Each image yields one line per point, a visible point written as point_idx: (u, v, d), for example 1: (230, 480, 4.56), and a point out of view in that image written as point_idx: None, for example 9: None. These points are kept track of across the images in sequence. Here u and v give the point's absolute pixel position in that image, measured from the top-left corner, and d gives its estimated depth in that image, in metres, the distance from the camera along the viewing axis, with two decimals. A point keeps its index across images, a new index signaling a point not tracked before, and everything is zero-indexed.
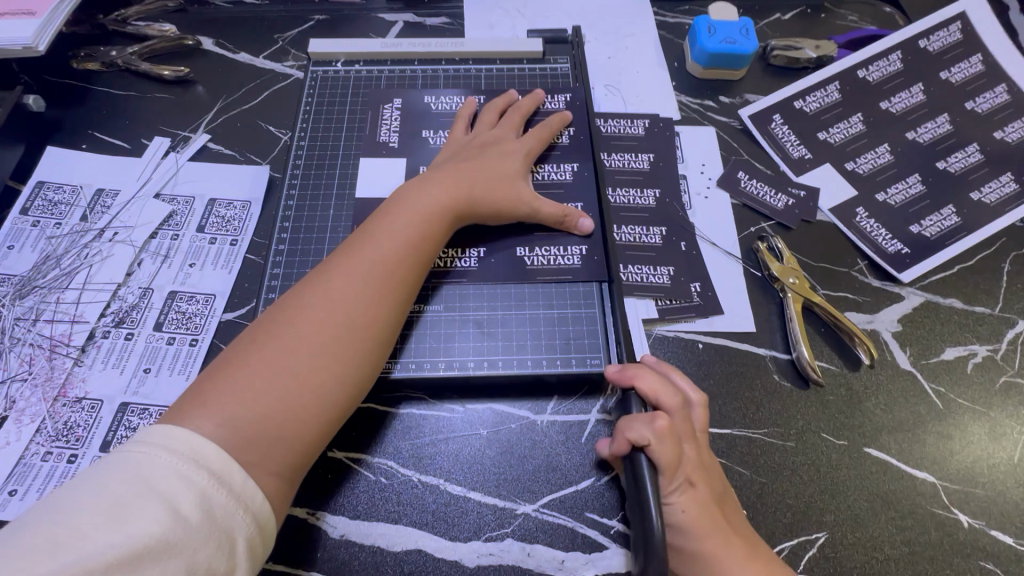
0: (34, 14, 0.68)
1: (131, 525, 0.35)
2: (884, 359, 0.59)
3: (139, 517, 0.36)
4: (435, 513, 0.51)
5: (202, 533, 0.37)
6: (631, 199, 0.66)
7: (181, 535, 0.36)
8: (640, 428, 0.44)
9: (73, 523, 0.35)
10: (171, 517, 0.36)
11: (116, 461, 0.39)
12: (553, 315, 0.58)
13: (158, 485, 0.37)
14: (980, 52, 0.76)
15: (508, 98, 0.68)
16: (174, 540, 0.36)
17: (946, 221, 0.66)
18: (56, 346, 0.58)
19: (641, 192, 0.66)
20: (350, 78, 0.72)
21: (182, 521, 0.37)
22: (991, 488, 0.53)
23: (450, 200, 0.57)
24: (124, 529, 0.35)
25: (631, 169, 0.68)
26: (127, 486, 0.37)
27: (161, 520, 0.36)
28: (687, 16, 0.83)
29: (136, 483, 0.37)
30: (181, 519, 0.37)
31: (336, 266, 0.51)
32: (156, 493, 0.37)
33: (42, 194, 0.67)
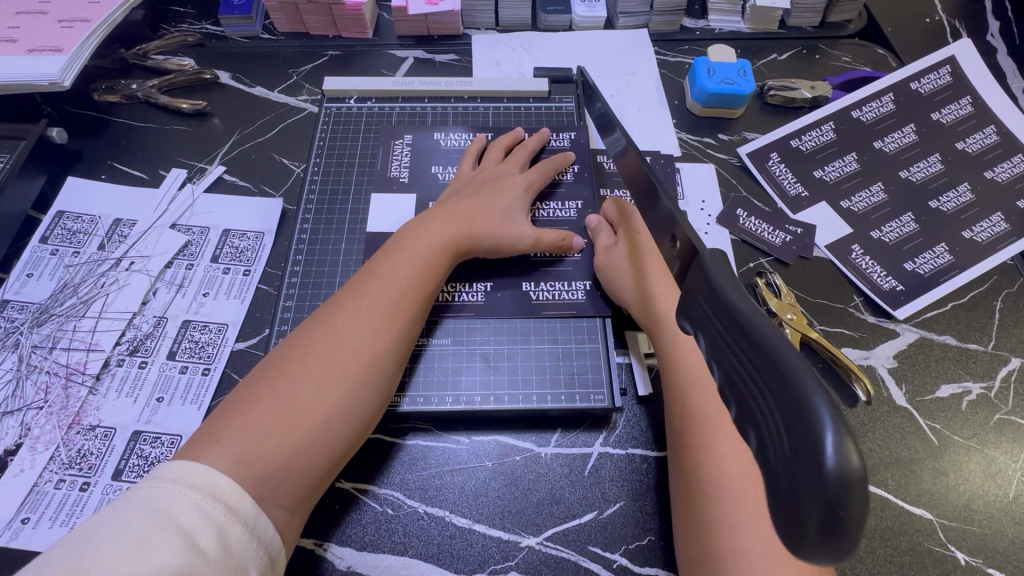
0: (62, 51, 0.71)
1: (152, 558, 0.36)
2: (880, 396, 0.60)
3: (160, 549, 0.37)
4: (440, 545, 0.52)
5: (219, 566, 0.38)
6: None
7: (202, 568, 0.37)
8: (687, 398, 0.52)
9: (94, 557, 0.36)
10: (191, 550, 0.37)
11: (137, 496, 0.40)
12: (558, 349, 0.60)
13: (178, 518, 0.39)
14: (969, 95, 0.79)
15: (514, 136, 0.70)
16: (194, 572, 0.37)
17: (939, 259, 0.68)
18: (71, 373, 0.59)
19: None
20: (362, 114, 0.75)
21: (202, 553, 0.38)
22: (988, 525, 0.54)
23: (454, 234, 0.59)
24: (146, 561, 0.36)
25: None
26: (149, 519, 0.38)
27: (182, 551, 0.37)
28: (687, 56, 0.86)
29: (157, 517, 0.38)
30: (200, 551, 0.38)
31: (345, 303, 0.53)
32: (176, 526, 0.38)
33: (61, 223, 0.69)
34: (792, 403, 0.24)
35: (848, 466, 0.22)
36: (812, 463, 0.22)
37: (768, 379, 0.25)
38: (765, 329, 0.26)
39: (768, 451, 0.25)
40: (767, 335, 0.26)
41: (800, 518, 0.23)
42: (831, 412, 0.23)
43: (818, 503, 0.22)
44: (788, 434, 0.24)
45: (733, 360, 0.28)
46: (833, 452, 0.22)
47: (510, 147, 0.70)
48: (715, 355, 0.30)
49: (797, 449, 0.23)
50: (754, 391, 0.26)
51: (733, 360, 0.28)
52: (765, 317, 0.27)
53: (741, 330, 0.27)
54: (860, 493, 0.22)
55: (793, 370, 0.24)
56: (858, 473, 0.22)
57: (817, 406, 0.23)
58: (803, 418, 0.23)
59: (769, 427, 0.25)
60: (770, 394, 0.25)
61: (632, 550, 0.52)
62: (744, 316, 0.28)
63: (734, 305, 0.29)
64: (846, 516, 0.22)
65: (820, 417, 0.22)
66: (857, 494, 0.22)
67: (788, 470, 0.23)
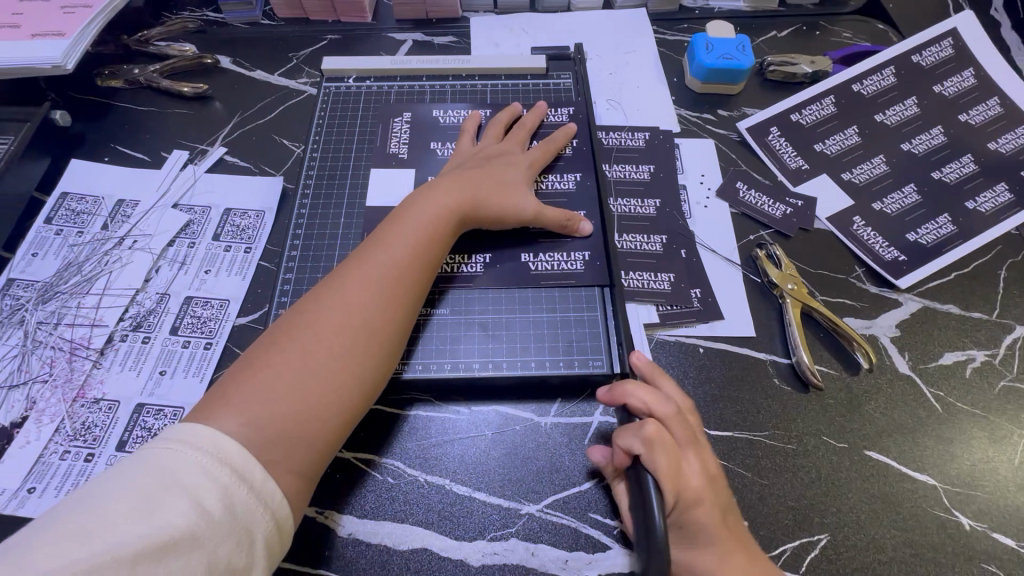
0: (65, 35, 0.72)
1: (159, 517, 0.37)
2: (883, 364, 0.60)
3: (166, 509, 0.38)
4: (441, 512, 0.52)
5: (224, 529, 0.39)
6: (631, 209, 0.68)
7: (208, 530, 0.38)
8: (629, 438, 0.47)
9: (101, 513, 0.37)
10: (197, 512, 0.38)
11: (144, 454, 0.40)
12: (556, 318, 0.60)
13: (184, 480, 0.39)
14: (972, 67, 0.78)
15: (512, 112, 0.70)
16: (199, 535, 0.38)
17: (942, 229, 0.68)
18: (76, 348, 0.60)
19: (642, 202, 0.68)
20: (361, 93, 0.75)
21: (206, 516, 0.38)
22: (992, 490, 0.54)
23: (454, 203, 0.58)
24: (152, 521, 0.37)
25: (632, 180, 0.70)
26: (155, 479, 0.39)
27: (187, 514, 0.38)
28: (686, 34, 0.86)
29: (163, 477, 0.39)
30: (206, 513, 0.38)
31: (351, 271, 0.53)
32: (182, 488, 0.39)
33: (65, 204, 0.70)
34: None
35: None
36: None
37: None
38: None
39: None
40: None
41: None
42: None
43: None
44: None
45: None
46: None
47: (508, 124, 0.70)
48: None
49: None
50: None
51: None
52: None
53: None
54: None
55: None
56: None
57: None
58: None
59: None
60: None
61: None
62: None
63: None
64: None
65: None
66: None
67: None
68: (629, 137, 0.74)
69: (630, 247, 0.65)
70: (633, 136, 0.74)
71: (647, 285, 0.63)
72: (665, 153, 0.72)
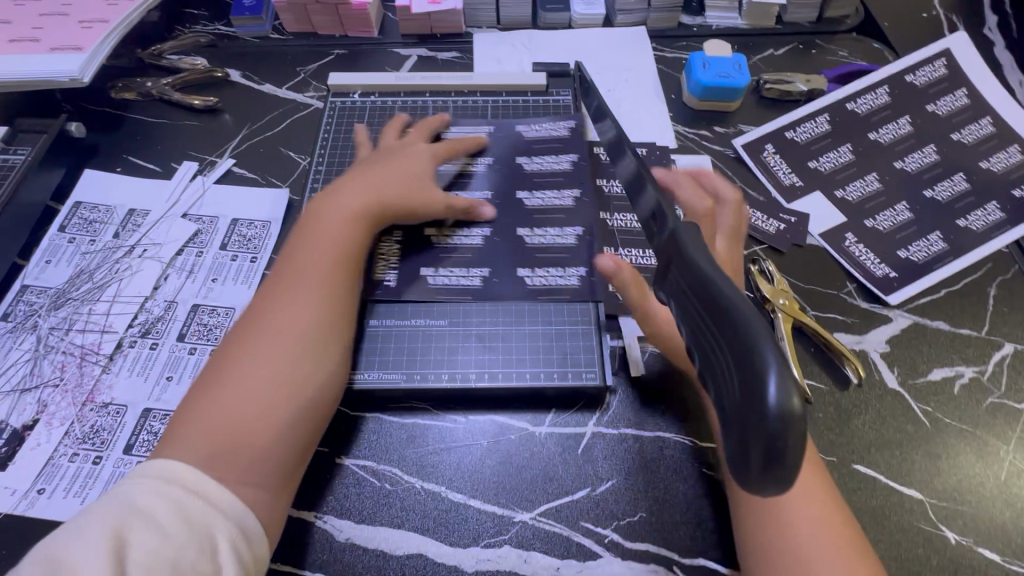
0: (81, 49, 0.74)
1: (124, 542, 0.39)
2: (872, 379, 0.61)
3: (130, 534, 0.40)
4: (436, 519, 0.53)
5: (183, 539, 0.40)
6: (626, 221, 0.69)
7: (170, 544, 0.40)
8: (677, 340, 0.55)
9: (70, 548, 0.39)
10: (160, 532, 0.40)
11: (110, 493, 0.43)
12: (552, 331, 0.61)
13: (139, 505, 0.41)
14: (965, 87, 0.79)
15: (439, 122, 0.73)
16: (163, 550, 0.39)
17: (933, 246, 0.69)
18: (86, 354, 0.62)
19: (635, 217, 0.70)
20: (366, 108, 0.77)
21: (163, 530, 0.40)
22: (979, 506, 0.55)
23: (366, 217, 0.60)
24: (112, 544, 0.39)
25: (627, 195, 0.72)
26: (118, 510, 0.41)
27: (143, 532, 0.40)
28: (684, 52, 0.88)
29: (125, 507, 0.41)
30: (167, 531, 0.40)
31: (277, 294, 0.54)
32: (138, 512, 0.41)
33: (78, 213, 0.72)
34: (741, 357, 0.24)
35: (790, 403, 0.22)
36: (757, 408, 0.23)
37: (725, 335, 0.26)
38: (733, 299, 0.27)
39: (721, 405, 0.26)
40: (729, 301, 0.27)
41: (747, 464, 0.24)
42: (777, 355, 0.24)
43: (760, 447, 0.23)
44: (734, 374, 0.25)
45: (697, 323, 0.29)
46: (774, 392, 0.23)
47: (434, 133, 0.73)
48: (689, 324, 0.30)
49: (743, 398, 0.24)
50: (707, 350, 0.27)
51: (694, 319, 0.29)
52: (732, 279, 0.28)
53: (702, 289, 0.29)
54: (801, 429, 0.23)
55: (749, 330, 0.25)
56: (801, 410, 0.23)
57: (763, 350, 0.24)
58: (750, 365, 0.24)
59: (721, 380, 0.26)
60: (725, 356, 0.26)
61: (622, 526, 0.53)
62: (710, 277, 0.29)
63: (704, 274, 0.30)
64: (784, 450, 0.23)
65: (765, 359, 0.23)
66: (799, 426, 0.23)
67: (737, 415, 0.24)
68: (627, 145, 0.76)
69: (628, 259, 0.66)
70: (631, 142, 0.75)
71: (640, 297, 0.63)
72: (661, 161, 0.74)
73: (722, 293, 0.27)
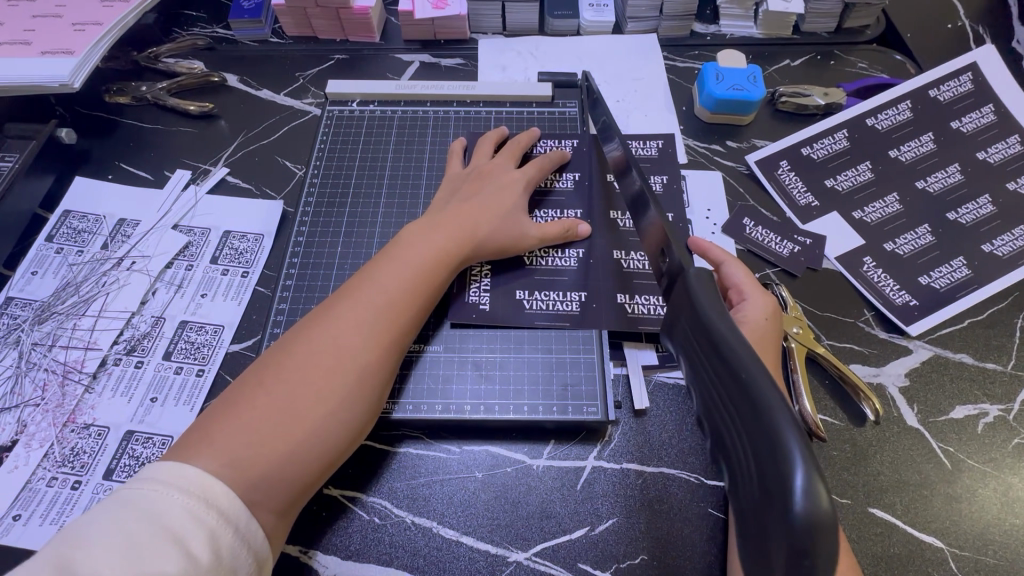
0: (73, 53, 0.72)
1: (146, 564, 0.36)
2: (890, 415, 0.58)
3: (152, 556, 0.37)
4: (427, 557, 0.51)
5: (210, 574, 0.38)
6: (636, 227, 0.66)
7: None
8: None
9: (85, 561, 0.36)
10: (184, 558, 0.37)
11: (128, 497, 0.40)
12: (551, 359, 0.59)
13: (171, 526, 0.38)
14: (992, 103, 0.75)
15: (501, 133, 0.70)
16: None
17: (956, 273, 0.65)
18: (69, 372, 0.60)
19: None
20: (364, 117, 0.75)
21: (194, 562, 0.37)
22: (1004, 556, 0.51)
23: (453, 241, 0.58)
24: (139, 568, 0.36)
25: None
26: (141, 524, 0.38)
27: (176, 561, 0.37)
28: (696, 62, 0.85)
29: (150, 522, 0.38)
30: (193, 559, 0.37)
31: (340, 307, 0.52)
32: (169, 533, 0.38)
33: (67, 222, 0.70)
34: (768, 449, 0.25)
35: (816, 507, 0.23)
36: (782, 506, 0.24)
37: (746, 419, 0.26)
38: (755, 374, 0.27)
39: (742, 493, 0.27)
40: (751, 379, 0.27)
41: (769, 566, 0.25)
42: (802, 452, 0.24)
43: (785, 547, 0.24)
44: (754, 461, 0.26)
45: (715, 394, 0.29)
46: (801, 496, 0.23)
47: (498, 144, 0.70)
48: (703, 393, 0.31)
49: (768, 493, 0.25)
50: (729, 429, 0.28)
51: (713, 389, 0.30)
52: (753, 354, 0.28)
53: (719, 357, 0.29)
54: (829, 537, 0.23)
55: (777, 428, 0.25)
56: (827, 518, 0.23)
57: (790, 448, 0.24)
58: (774, 461, 0.25)
59: (743, 465, 0.27)
60: (747, 441, 0.27)
61: (623, 570, 0.50)
62: (726, 345, 0.29)
63: (719, 336, 0.30)
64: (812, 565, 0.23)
65: (791, 458, 0.24)
66: (826, 536, 0.23)
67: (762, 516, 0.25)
68: (641, 146, 0.74)
69: (639, 268, 0.63)
70: (646, 144, 0.74)
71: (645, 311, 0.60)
72: (672, 160, 0.72)
73: (743, 370, 0.28)
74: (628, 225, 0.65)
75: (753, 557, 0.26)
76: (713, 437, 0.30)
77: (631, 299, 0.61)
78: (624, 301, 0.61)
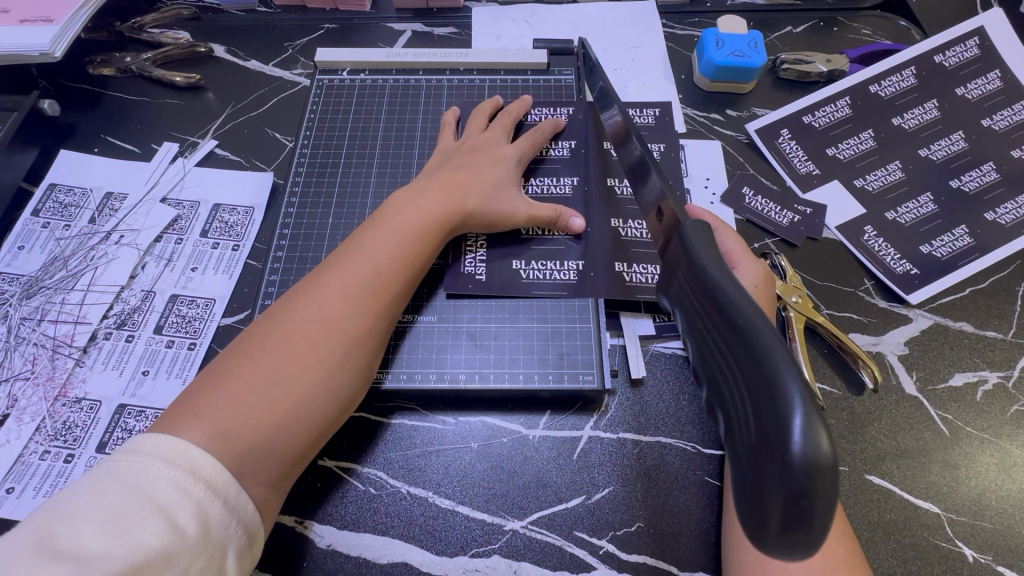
0: (53, 21, 0.70)
1: (130, 538, 0.36)
2: (888, 384, 0.57)
3: (137, 529, 0.36)
4: (422, 526, 0.51)
5: (197, 546, 0.38)
6: None
7: (182, 549, 0.37)
8: None
9: (69, 534, 0.36)
10: (171, 530, 0.37)
11: (113, 469, 0.39)
12: (548, 329, 0.58)
13: (155, 498, 0.38)
14: (998, 69, 0.74)
15: (495, 103, 0.69)
16: (172, 554, 0.37)
17: (958, 242, 0.64)
18: (58, 346, 0.59)
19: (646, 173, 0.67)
20: (355, 86, 0.73)
21: (181, 534, 0.37)
22: (999, 521, 0.51)
23: (442, 212, 0.57)
24: (124, 541, 0.36)
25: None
26: (126, 497, 0.38)
27: (161, 533, 0.37)
28: (696, 29, 0.83)
29: (134, 495, 0.38)
30: (179, 532, 0.37)
31: (326, 277, 0.51)
32: (154, 506, 0.37)
33: (53, 196, 0.69)
34: (768, 395, 0.24)
35: (816, 448, 0.23)
36: (782, 453, 0.23)
37: (747, 367, 0.26)
38: (754, 322, 0.26)
39: (741, 442, 0.27)
40: (750, 325, 0.26)
41: (766, 518, 0.25)
42: (802, 396, 0.24)
43: (784, 492, 0.23)
44: (754, 408, 0.25)
45: (714, 344, 0.29)
46: (800, 438, 0.23)
47: (492, 114, 0.68)
48: (705, 346, 0.30)
49: (768, 439, 0.24)
50: (728, 378, 0.28)
51: (713, 340, 0.29)
52: (753, 303, 0.28)
53: (719, 307, 0.29)
54: (830, 484, 0.23)
55: (777, 374, 0.24)
56: (827, 460, 0.23)
57: (790, 392, 0.24)
58: (774, 407, 0.24)
59: (743, 415, 0.26)
60: (747, 388, 0.26)
61: (619, 537, 0.50)
62: (726, 295, 0.29)
63: (719, 287, 0.29)
64: (810, 507, 0.23)
65: (791, 402, 0.23)
66: (824, 480, 0.23)
67: (760, 465, 0.25)
68: (638, 113, 0.73)
69: (637, 236, 0.62)
70: (642, 112, 0.72)
71: (642, 279, 0.60)
72: (668, 128, 0.71)
73: (741, 319, 0.27)
74: (626, 191, 0.64)
75: (750, 516, 0.26)
76: (711, 388, 0.30)
77: (629, 267, 0.60)
78: (623, 270, 0.60)
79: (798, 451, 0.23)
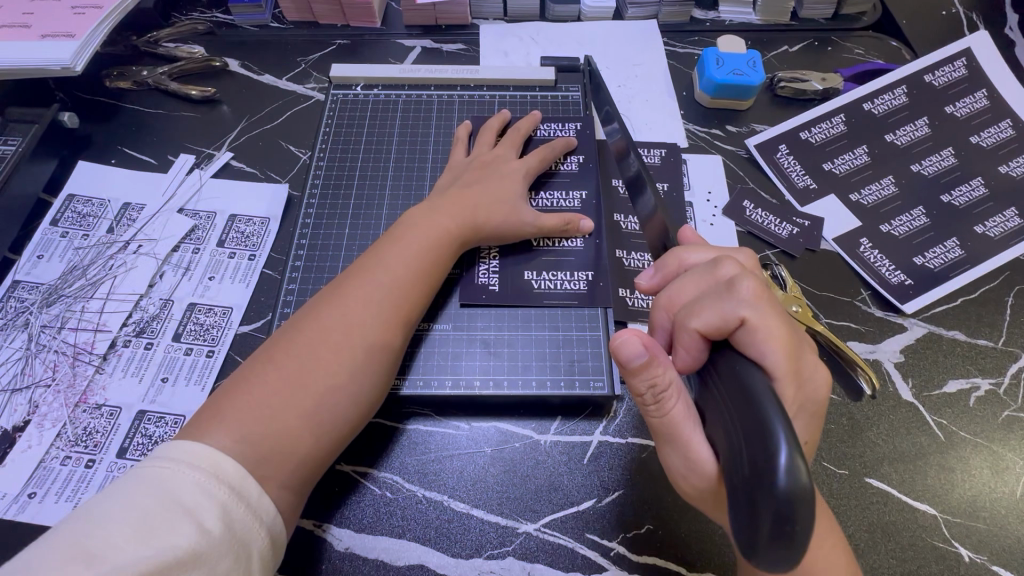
0: (74, 36, 0.71)
1: (159, 540, 0.37)
2: (886, 390, 0.59)
3: (166, 530, 0.38)
4: (438, 528, 0.52)
5: (223, 546, 0.39)
6: None
7: (209, 548, 0.38)
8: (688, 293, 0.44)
9: (100, 537, 0.37)
10: (197, 531, 0.38)
11: (140, 475, 0.40)
12: (558, 337, 0.60)
13: (183, 500, 0.39)
14: (985, 89, 0.77)
15: (502, 119, 0.71)
16: (200, 553, 0.38)
17: (949, 253, 0.67)
18: (79, 353, 0.60)
19: None
20: (368, 101, 0.75)
21: (207, 534, 0.38)
22: (993, 523, 0.53)
23: (455, 226, 0.59)
24: (154, 543, 0.37)
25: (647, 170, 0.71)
26: (154, 500, 0.39)
27: (188, 533, 0.38)
28: (696, 47, 0.86)
29: (162, 498, 0.39)
30: (207, 532, 0.38)
31: (348, 287, 0.53)
32: (181, 507, 0.39)
33: (71, 206, 0.70)
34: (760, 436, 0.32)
35: (798, 483, 0.30)
36: (770, 480, 0.30)
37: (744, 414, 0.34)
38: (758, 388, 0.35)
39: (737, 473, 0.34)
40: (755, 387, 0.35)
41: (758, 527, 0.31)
42: (788, 438, 0.31)
43: (771, 514, 0.30)
44: (752, 449, 0.32)
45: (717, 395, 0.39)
46: (786, 472, 0.30)
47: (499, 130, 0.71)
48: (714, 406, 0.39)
49: (758, 470, 0.31)
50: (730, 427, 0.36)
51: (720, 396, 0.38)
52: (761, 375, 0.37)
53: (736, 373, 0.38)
54: (807, 507, 0.30)
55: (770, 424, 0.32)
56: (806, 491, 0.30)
57: (776, 431, 0.32)
58: (765, 444, 0.32)
59: (739, 453, 0.34)
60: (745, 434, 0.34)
61: (629, 539, 0.52)
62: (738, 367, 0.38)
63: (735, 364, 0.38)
64: (792, 530, 0.30)
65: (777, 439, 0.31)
66: (804, 508, 0.30)
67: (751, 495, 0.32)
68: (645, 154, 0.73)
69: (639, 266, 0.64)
70: (649, 152, 0.73)
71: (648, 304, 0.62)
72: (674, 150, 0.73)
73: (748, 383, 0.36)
74: (632, 227, 0.67)
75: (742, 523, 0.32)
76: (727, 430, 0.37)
77: (631, 293, 0.63)
78: (625, 295, 0.63)
79: (783, 478, 0.30)
